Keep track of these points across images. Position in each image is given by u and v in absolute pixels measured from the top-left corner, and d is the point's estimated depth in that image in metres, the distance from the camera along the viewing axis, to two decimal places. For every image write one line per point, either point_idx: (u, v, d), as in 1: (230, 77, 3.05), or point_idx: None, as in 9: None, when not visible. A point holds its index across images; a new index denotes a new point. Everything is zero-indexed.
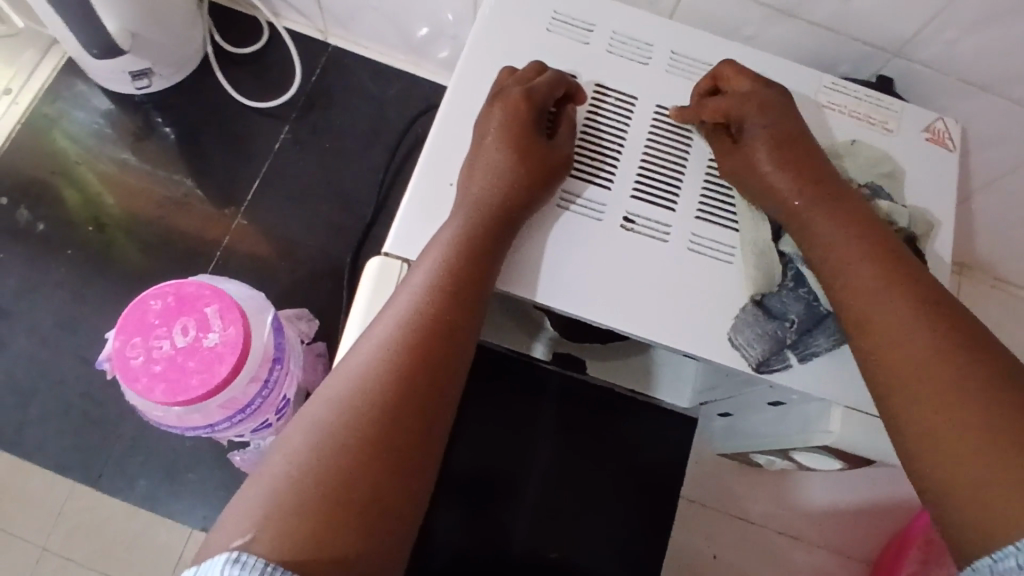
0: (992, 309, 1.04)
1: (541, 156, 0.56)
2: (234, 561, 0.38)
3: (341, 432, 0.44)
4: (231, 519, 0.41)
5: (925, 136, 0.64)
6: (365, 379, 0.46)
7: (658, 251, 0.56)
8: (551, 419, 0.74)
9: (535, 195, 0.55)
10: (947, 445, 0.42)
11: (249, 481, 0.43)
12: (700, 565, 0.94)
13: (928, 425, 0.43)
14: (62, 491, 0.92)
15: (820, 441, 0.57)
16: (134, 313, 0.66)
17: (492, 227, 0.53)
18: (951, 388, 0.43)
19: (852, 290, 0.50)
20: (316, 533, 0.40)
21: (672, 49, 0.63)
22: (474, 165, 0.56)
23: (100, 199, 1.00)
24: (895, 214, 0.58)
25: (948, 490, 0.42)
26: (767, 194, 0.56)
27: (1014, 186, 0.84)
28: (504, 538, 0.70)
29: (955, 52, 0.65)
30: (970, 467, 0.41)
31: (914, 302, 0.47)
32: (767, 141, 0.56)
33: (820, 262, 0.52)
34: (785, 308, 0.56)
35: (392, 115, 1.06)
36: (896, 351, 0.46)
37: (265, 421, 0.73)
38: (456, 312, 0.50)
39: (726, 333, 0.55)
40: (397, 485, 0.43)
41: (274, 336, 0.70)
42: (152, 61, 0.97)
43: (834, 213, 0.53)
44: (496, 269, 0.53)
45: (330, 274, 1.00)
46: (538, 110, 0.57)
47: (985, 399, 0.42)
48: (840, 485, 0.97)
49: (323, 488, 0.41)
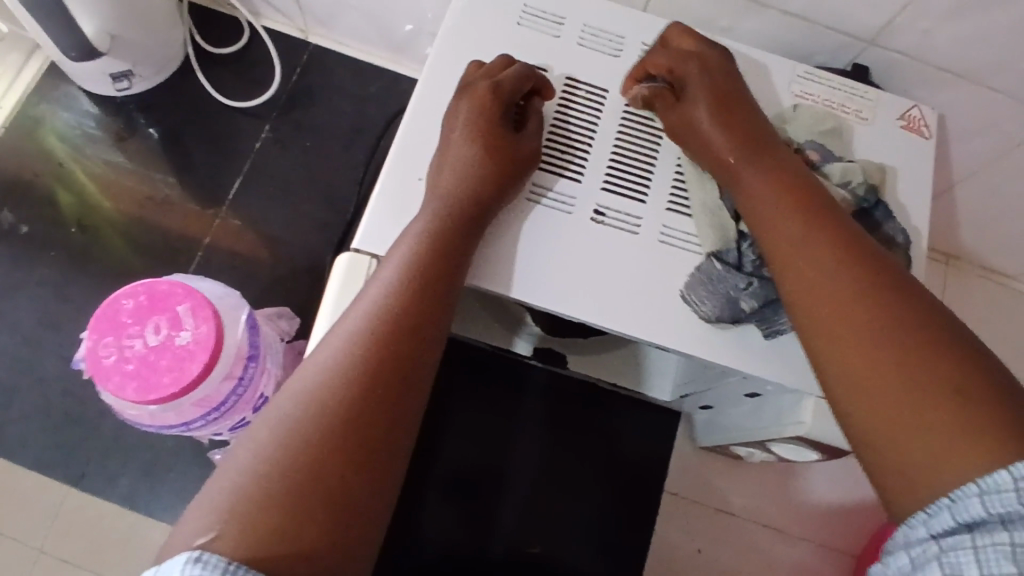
0: (979, 300, 1.04)
1: (509, 150, 0.56)
2: (195, 561, 0.38)
3: (307, 428, 0.43)
4: (194, 518, 0.41)
5: (900, 124, 0.63)
6: (331, 374, 0.46)
7: (627, 243, 0.56)
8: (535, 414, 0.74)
9: (504, 190, 0.55)
10: (869, 382, 0.43)
11: (214, 477, 0.43)
12: (684, 558, 0.93)
13: (849, 363, 0.44)
14: (48, 491, 0.92)
15: (792, 432, 0.58)
16: (107, 312, 0.66)
17: (460, 222, 0.53)
18: (872, 326, 0.44)
19: (778, 237, 0.50)
20: (278, 527, 0.40)
21: (643, 41, 0.63)
22: (442, 159, 0.56)
23: (83, 200, 1.01)
24: (850, 174, 0.58)
25: (873, 427, 0.42)
26: (699, 149, 0.57)
27: (995, 175, 0.83)
28: (488, 532, 0.70)
29: (928, 39, 0.65)
30: (892, 402, 0.42)
31: (838, 246, 0.48)
32: (701, 97, 0.57)
33: (749, 214, 0.53)
34: (742, 273, 0.55)
35: (375, 113, 1.06)
36: (818, 291, 0.47)
37: (243, 419, 0.74)
38: (424, 306, 0.50)
39: (679, 289, 0.56)
40: (366, 481, 0.43)
41: (249, 333, 0.71)
42: (133, 62, 0.97)
43: (760, 164, 0.54)
44: (466, 263, 0.53)
45: (313, 272, 1.00)
46: (505, 104, 0.57)
47: (899, 343, 0.43)
48: (826, 477, 0.97)
49: (289, 482, 0.41)
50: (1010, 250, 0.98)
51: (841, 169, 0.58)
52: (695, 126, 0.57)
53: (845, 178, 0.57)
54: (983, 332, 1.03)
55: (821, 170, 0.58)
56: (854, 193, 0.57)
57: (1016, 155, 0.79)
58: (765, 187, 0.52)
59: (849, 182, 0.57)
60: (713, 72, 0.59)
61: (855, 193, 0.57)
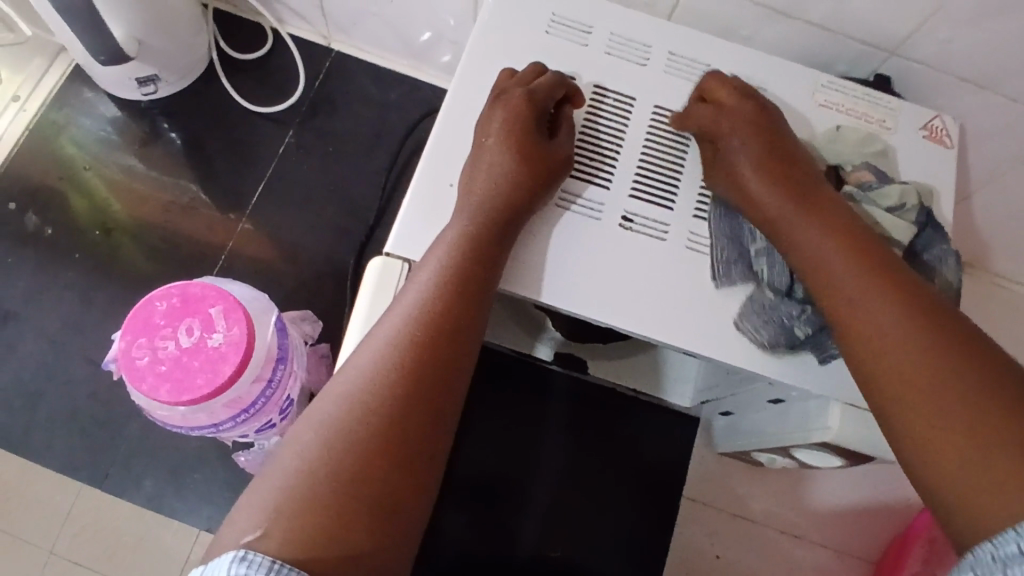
0: (994, 307, 1.04)
1: (541, 156, 0.57)
2: (240, 560, 0.39)
3: (349, 430, 0.44)
4: (239, 517, 0.42)
5: (923, 134, 0.64)
6: (372, 378, 0.46)
7: (656, 250, 0.57)
8: (562, 415, 0.76)
9: (535, 196, 0.56)
10: (944, 443, 0.43)
11: (260, 476, 0.44)
12: (703, 564, 0.94)
13: (920, 425, 0.44)
14: (70, 493, 0.93)
15: (820, 438, 0.58)
16: (140, 314, 0.67)
17: (493, 228, 0.54)
18: (938, 386, 0.44)
19: (829, 280, 0.50)
20: (321, 528, 0.41)
21: (670, 49, 0.64)
22: (475, 166, 0.56)
23: (107, 203, 1.02)
24: (907, 197, 0.59)
25: (947, 487, 0.42)
26: (742, 197, 0.56)
27: (1014, 184, 0.84)
28: (511, 541, 0.71)
29: (954, 50, 0.66)
30: (961, 460, 0.42)
31: (902, 303, 0.47)
32: (747, 138, 0.57)
33: (796, 251, 0.53)
34: (794, 300, 0.55)
35: (395, 119, 1.07)
36: (883, 352, 0.46)
37: (269, 422, 0.74)
38: (462, 309, 0.50)
39: (733, 320, 0.56)
40: (406, 483, 0.44)
41: (278, 336, 0.71)
42: (158, 67, 0.98)
43: (814, 208, 0.53)
44: (500, 269, 0.54)
45: (334, 276, 1.01)
46: (537, 111, 0.57)
47: (955, 387, 0.43)
48: (846, 484, 0.97)
49: (332, 483, 0.42)
50: None
51: (899, 191, 0.59)
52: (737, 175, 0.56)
53: (902, 199, 0.59)
54: (1000, 339, 1.03)
55: (878, 189, 0.59)
56: (908, 215, 0.59)
57: None
58: (811, 227, 0.52)
59: (905, 205, 0.59)
60: (755, 116, 0.58)
61: (910, 214, 0.59)
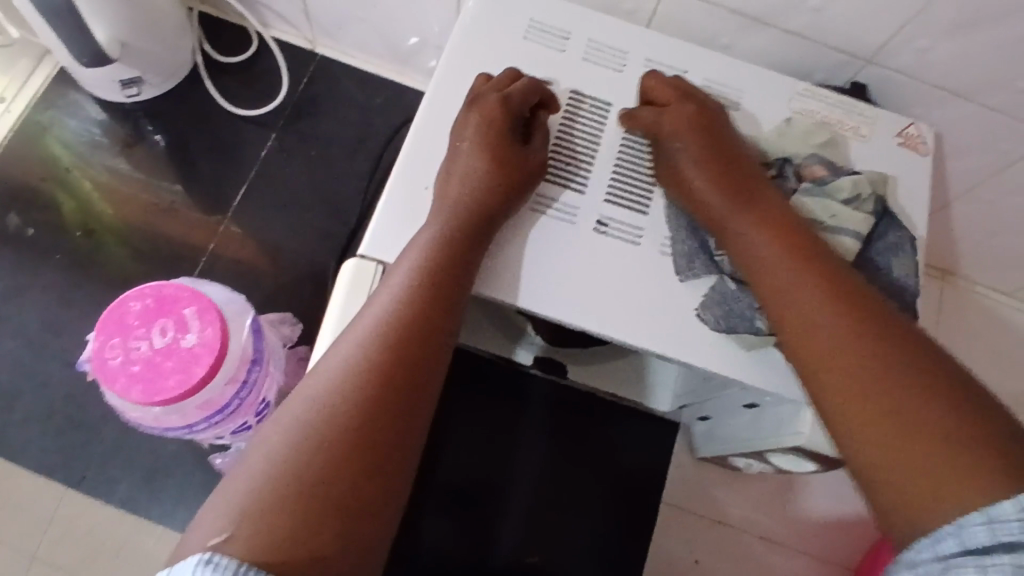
0: (975, 316, 1.04)
1: (516, 161, 0.57)
2: (206, 563, 0.38)
3: (318, 431, 0.44)
4: (207, 521, 0.41)
5: (898, 141, 0.64)
6: (343, 379, 0.46)
7: (629, 254, 0.57)
8: (542, 421, 0.76)
9: (508, 200, 0.56)
10: (897, 453, 0.43)
11: (230, 478, 0.43)
12: (682, 570, 0.94)
13: (872, 432, 0.45)
14: (47, 495, 0.92)
15: (792, 442, 0.58)
16: (114, 314, 0.67)
17: (466, 231, 0.54)
18: (886, 391, 0.45)
19: (778, 288, 0.51)
20: (290, 530, 0.40)
21: (647, 56, 0.64)
22: (451, 170, 0.57)
23: (89, 204, 1.01)
24: (862, 185, 0.59)
25: (899, 494, 0.43)
26: (697, 207, 0.57)
27: (991, 192, 0.84)
28: (490, 545, 0.71)
29: (927, 59, 0.66)
30: (907, 462, 0.43)
31: (850, 313, 0.48)
32: (702, 145, 0.57)
33: (746, 261, 0.54)
34: (755, 294, 0.56)
35: (379, 124, 1.07)
36: (832, 358, 0.47)
37: (245, 424, 0.74)
38: (434, 311, 0.50)
39: (695, 312, 0.56)
40: (377, 484, 0.44)
41: (253, 337, 0.71)
42: (142, 69, 0.98)
43: (761, 219, 0.54)
44: (474, 271, 0.54)
45: (315, 279, 1.01)
46: (512, 117, 0.58)
47: (903, 391, 0.45)
48: (825, 491, 0.97)
49: (300, 484, 0.42)
50: (1006, 268, 0.99)
51: (853, 178, 0.59)
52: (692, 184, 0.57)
53: (856, 187, 0.59)
54: (980, 348, 1.03)
55: (834, 178, 0.59)
56: (864, 202, 0.59)
57: (1012, 174, 0.80)
58: (764, 237, 0.53)
59: (860, 192, 0.59)
60: (708, 125, 0.59)
61: (866, 202, 0.59)
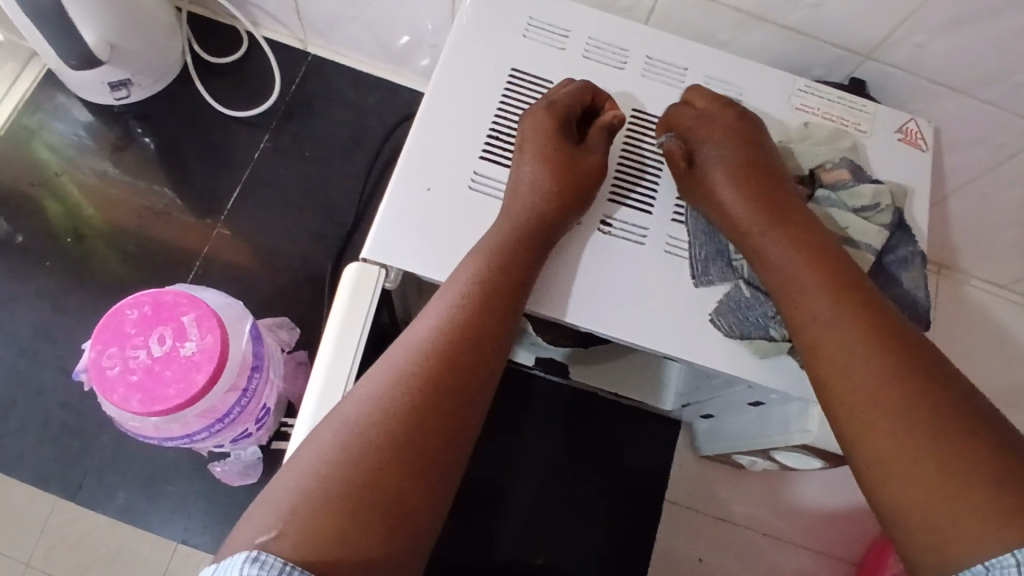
0: (971, 308, 1.05)
1: (571, 160, 0.57)
2: (253, 560, 0.38)
3: (368, 432, 0.43)
4: (254, 518, 0.41)
5: (898, 137, 0.64)
6: (394, 383, 0.45)
7: (633, 253, 0.57)
8: (557, 430, 0.81)
9: (563, 216, 0.55)
10: (900, 470, 0.42)
11: (279, 474, 0.43)
12: (686, 568, 0.93)
13: (903, 470, 0.42)
14: (41, 506, 0.91)
15: (800, 439, 0.58)
16: (112, 322, 0.65)
17: (520, 254, 0.53)
18: (919, 429, 0.43)
19: (808, 320, 0.49)
20: (333, 533, 0.40)
21: (647, 54, 0.64)
22: (518, 178, 0.57)
23: (79, 209, 1.00)
24: (880, 196, 0.58)
25: (905, 516, 0.42)
26: (722, 222, 0.56)
27: (987, 187, 0.85)
28: (491, 543, 0.73)
29: (926, 55, 0.66)
30: (933, 502, 0.41)
31: (877, 333, 0.47)
32: (722, 169, 0.56)
33: (778, 287, 0.52)
34: (771, 300, 0.54)
35: (373, 124, 1.06)
36: (862, 393, 0.45)
37: (244, 430, 0.74)
38: (479, 332, 0.49)
39: (708, 314, 0.56)
40: (419, 490, 0.43)
41: (253, 344, 0.71)
42: (131, 71, 0.97)
43: (795, 244, 0.52)
44: (531, 278, 0.53)
45: (312, 282, 0.99)
46: (563, 120, 0.58)
47: (936, 432, 0.42)
48: (823, 484, 0.98)
49: (313, 503, 0.40)
50: (1001, 261, 1.00)
51: (872, 190, 0.58)
52: (716, 201, 0.56)
53: (875, 199, 0.58)
54: (975, 340, 1.04)
55: (853, 188, 0.58)
56: (882, 213, 0.58)
57: (1010, 168, 0.80)
58: (793, 260, 0.51)
59: (877, 204, 0.58)
60: (743, 138, 0.58)
61: (883, 214, 0.58)
